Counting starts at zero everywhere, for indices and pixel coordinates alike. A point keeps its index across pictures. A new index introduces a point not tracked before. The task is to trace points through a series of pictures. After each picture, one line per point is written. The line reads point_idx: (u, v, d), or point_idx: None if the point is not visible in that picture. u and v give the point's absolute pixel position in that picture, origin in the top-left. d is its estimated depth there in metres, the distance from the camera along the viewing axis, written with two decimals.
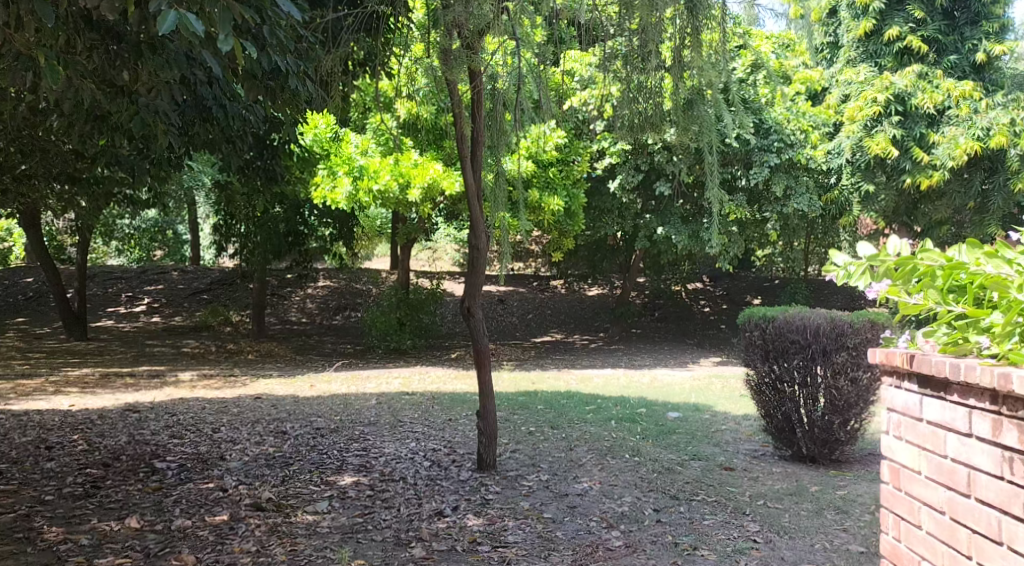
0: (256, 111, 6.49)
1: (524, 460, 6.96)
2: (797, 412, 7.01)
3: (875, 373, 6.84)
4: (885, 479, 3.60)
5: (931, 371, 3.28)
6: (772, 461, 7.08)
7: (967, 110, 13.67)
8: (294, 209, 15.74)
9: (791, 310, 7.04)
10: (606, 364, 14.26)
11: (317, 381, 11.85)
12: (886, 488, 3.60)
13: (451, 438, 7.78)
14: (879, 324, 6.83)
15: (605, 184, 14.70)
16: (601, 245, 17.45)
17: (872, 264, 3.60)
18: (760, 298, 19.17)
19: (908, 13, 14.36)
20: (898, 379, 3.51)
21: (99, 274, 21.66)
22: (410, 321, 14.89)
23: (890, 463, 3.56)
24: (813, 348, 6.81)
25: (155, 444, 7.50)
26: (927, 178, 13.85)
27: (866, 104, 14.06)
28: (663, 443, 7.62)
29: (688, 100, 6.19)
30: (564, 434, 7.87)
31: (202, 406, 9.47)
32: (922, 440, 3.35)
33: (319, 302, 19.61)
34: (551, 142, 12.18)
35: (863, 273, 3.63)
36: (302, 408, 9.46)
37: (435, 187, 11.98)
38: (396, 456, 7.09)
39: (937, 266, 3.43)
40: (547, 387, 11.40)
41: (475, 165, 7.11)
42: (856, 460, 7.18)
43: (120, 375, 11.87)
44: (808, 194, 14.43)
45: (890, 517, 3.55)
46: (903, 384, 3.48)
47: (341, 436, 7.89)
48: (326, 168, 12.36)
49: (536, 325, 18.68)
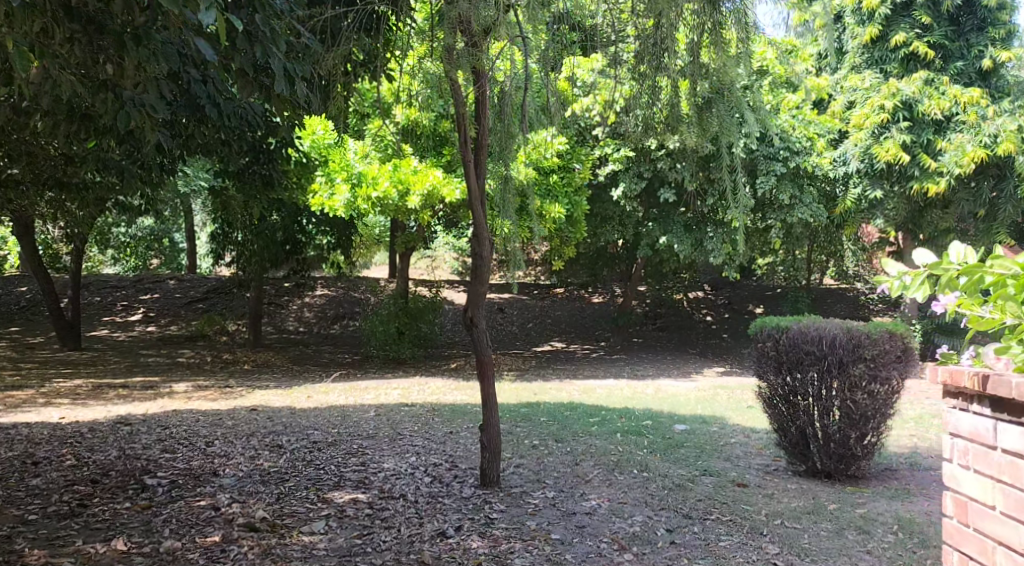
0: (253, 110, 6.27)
1: (529, 476, 6.71)
2: (812, 426, 6.77)
3: (893, 386, 6.60)
4: (947, 511, 3.70)
5: (1009, 394, 3.38)
6: (786, 476, 6.84)
7: (975, 116, 13.45)
8: (291, 217, 15.50)
9: (806, 320, 6.81)
10: (608, 374, 13.99)
11: (314, 392, 11.59)
12: (948, 521, 3.70)
13: (452, 452, 7.52)
14: (899, 335, 6.59)
15: (607, 191, 14.46)
16: (601, 253, 17.20)
17: (935, 272, 3.70)
18: (763, 307, 18.93)
19: (914, 19, 14.12)
20: (965, 402, 3.61)
21: (93, 282, 21.39)
22: (409, 331, 14.65)
23: (954, 496, 3.67)
24: (829, 360, 6.58)
25: (146, 459, 7.25)
26: (933, 186, 13.68)
27: (873, 111, 13.84)
28: (672, 458, 7.37)
29: (707, 101, 6.14)
30: (569, 448, 7.62)
31: (196, 419, 9.21)
32: (999, 471, 3.47)
33: (318, 311, 19.37)
34: (552, 149, 11.94)
35: (924, 284, 3.73)
36: (299, 420, 9.20)
37: (435, 194, 11.82)
38: (397, 471, 6.84)
39: (1009, 274, 3.54)
40: (550, 398, 11.15)
41: (478, 169, 6.85)
42: (872, 476, 6.94)
43: (113, 386, 11.61)
44: (814, 203, 14.23)
45: (955, 554, 3.65)
46: (971, 407, 3.59)
47: (338, 450, 7.63)
48: (325, 175, 12.21)
49: (536, 334, 18.44)
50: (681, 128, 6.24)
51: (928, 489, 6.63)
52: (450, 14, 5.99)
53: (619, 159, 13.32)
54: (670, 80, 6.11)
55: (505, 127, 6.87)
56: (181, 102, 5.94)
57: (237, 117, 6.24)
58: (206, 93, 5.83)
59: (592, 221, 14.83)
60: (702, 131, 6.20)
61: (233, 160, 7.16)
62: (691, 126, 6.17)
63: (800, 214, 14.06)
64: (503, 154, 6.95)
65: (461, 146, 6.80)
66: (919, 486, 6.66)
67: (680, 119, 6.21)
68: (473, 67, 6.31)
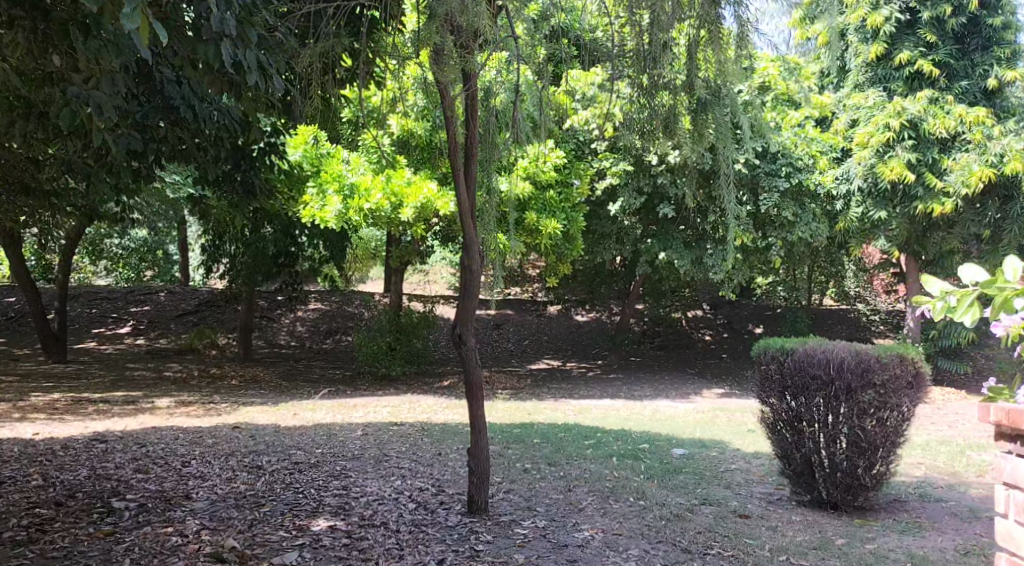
0: (231, 113, 6.00)
1: (519, 503, 6.37)
2: (817, 455, 6.43)
3: (903, 413, 6.29)
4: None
5: None
6: (789, 506, 6.49)
7: (981, 136, 13.19)
8: (283, 229, 15.19)
9: (812, 342, 6.48)
10: (604, 394, 13.63)
11: (301, 409, 11.22)
12: None
13: (439, 476, 7.18)
14: (909, 358, 6.29)
15: (605, 206, 14.11)
16: (599, 271, 16.88)
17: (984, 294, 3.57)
18: (762, 327, 18.58)
19: (919, 37, 13.84)
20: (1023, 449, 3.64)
21: (84, 293, 21.02)
22: (402, 347, 14.31)
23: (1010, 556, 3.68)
24: (837, 385, 6.25)
25: (117, 479, 6.90)
26: (939, 207, 13.38)
27: (877, 129, 13.52)
28: (669, 485, 7.01)
29: (704, 101, 6.05)
30: (562, 473, 7.27)
31: (176, 437, 8.85)
32: None
33: (310, 325, 19.02)
34: (549, 162, 11.67)
35: (970, 308, 3.62)
36: (282, 439, 8.84)
37: (430, 207, 11.52)
38: (380, 496, 6.49)
39: None
40: (543, 419, 10.79)
41: (468, 180, 6.39)
42: (881, 507, 6.59)
43: (93, 400, 11.24)
44: (816, 222, 13.91)
45: None
46: None
47: (320, 472, 7.28)
48: (317, 186, 11.81)
49: (531, 351, 18.10)
50: (677, 132, 6.17)
51: (940, 522, 6.29)
52: (437, 12, 5.74)
53: (619, 173, 13.00)
54: (666, 82, 6.08)
55: (494, 136, 6.64)
56: (154, 103, 5.70)
57: (213, 119, 5.96)
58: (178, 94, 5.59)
59: (589, 237, 14.50)
60: (697, 139, 6.13)
61: (212, 166, 6.86)
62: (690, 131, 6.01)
63: (802, 232, 13.74)
64: (492, 163, 6.71)
65: (451, 153, 6.31)
66: (931, 520, 6.32)
67: (674, 123, 6.15)
68: (463, 69, 6.05)
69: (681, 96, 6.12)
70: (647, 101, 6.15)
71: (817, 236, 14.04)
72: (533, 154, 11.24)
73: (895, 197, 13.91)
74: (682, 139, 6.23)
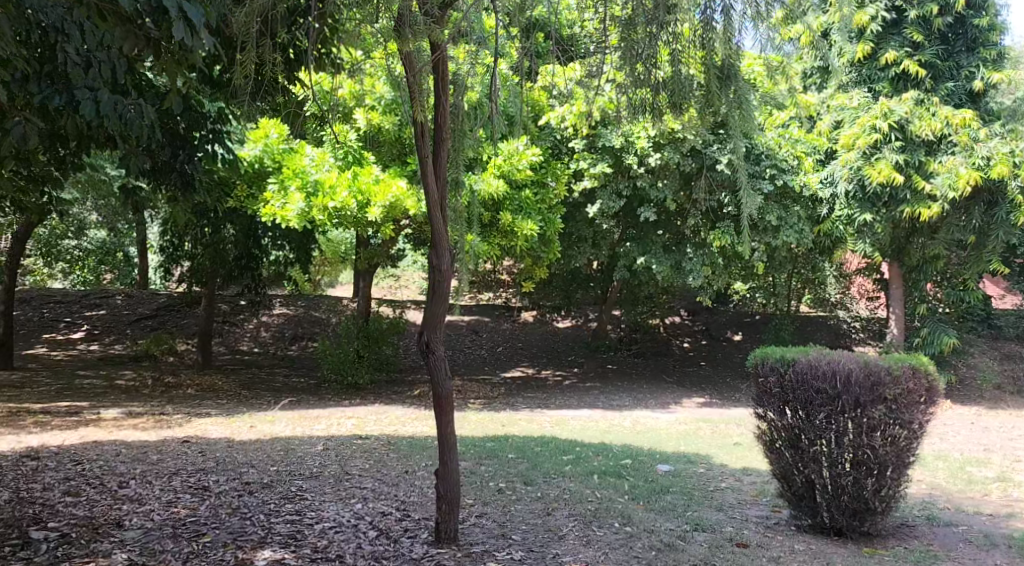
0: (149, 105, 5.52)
1: (492, 531, 5.78)
2: (820, 476, 5.83)
3: (914, 431, 5.71)
4: None
5: None
6: (789, 533, 5.90)
7: (967, 138, 12.65)
8: (246, 231, 14.35)
9: (815, 352, 5.89)
10: (581, 404, 12.98)
11: (258, 421, 10.47)
12: None
13: (404, 497, 6.53)
14: (922, 370, 5.71)
15: (582, 208, 13.39)
16: (575, 275, 16.30)
17: None
18: (741, 335, 18.13)
19: (904, 36, 13.26)
20: None
21: (37, 297, 20.10)
22: (369, 354, 13.62)
23: None
24: (844, 400, 5.66)
25: (41, 504, 6.21)
26: (925, 211, 12.77)
27: (863, 131, 12.84)
28: (657, 507, 6.40)
29: (726, 74, 5.63)
30: (539, 494, 6.64)
31: (117, 452, 8.14)
32: None
33: (274, 331, 18.26)
34: (526, 160, 11.11)
35: None
36: (235, 455, 8.13)
37: (399, 206, 10.78)
38: (338, 523, 5.89)
39: None
40: (518, 432, 10.15)
41: (437, 171, 5.67)
42: (891, 533, 6.01)
43: (33, 411, 10.45)
44: (800, 225, 13.34)
45: None
46: None
47: (273, 494, 6.61)
48: (278, 183, 11.02)
49: (505, 358, 17.46)
50: (688, 106, 5.87)
51: (956, 549, 5.75)
52: None
53: (598, 175, 12.33)
54: (669, 47, 5.81)
55: (461, 123, 5.99)
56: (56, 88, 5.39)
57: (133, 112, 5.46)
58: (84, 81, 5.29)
59: (564, 240, 13.72)
60: (703, 117, 5.79)
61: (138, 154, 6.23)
62: (698, 99, 5.80)
63: (786, 236, 13.17)
64: (460, 155, 6.06)
65: (418, 139, 5.58)
66: (946, 548, 5.75)
67: (683, 96, 5.85)
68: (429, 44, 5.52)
69: (697, 70, 5.88)
70: (647, 69, 5.90)
71: (800, 241, 13.49)
72: (507, 152, 10.89)
73: (880, 200, 13.36)
74: (691, 112, 5.90)
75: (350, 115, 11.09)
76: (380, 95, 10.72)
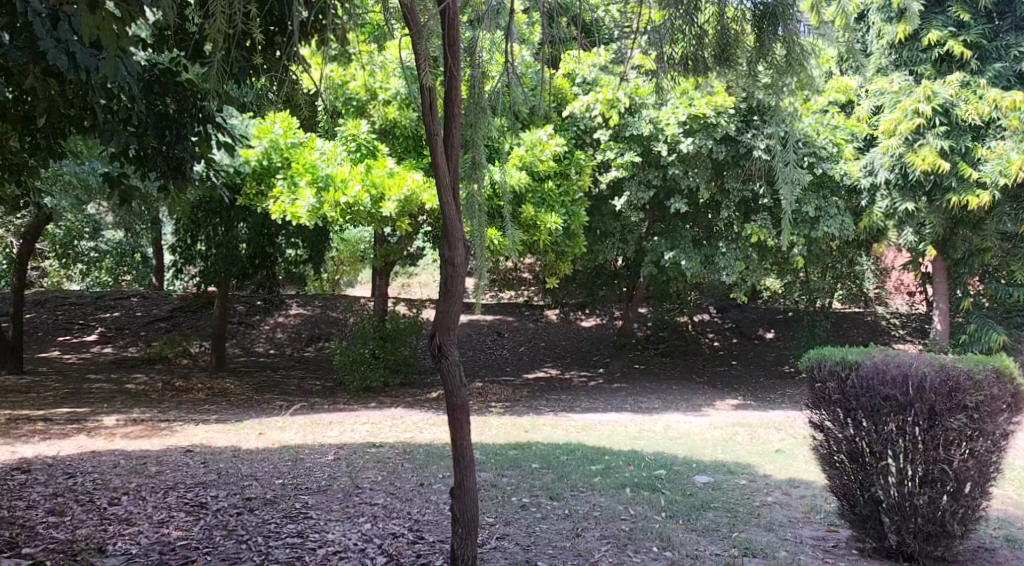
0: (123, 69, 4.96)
1: (515, 558, 5.20)
2: (887, 494, 5.21)
3: (998, 441, 5.08)
4: None
5: None
6: (850, 558, 5.28)
7: (1018, 122, 11.51)
8: (258, 228, 13.77)
9: (880, 354, 5.28)
10: (608, 407, 12.33)
11: (268, 428, 9.91)
12: None
13: (419, 516, 5.94)
14: (1008, 375, 5.07)
15: (608, 201, 12.66)
16: (600, 272, 15.60)
17: None
18: (773, 332, 17.42)
19: (949, 15, 12.25)
20: None
21: (52, 299, 19.72)
22: (387, 355, 13.04)
23: None
24: (916, 407, 5.05)
25: (21, 525, 5.67)
26: (974, 199, 11.74)
27: (905, 115, 11.78)
28: (699, 527, 5.76)
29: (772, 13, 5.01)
30: (567, 511, 6.00)
31: (115, 463, 7.62)
32: None
33: (291, 333, 17.73)
34: (549, 151, 10.44)
35: None
36: (240, 466, 7.56)
37: (415, 201, 10.16)
38: (343, 548, 5.34)
39: None
40: (543, 437, 9.54)
41: (449, 150, 5.00)
42: (966, 557, 5.35)
43: (33, 418, 9.97)
44: (840, 216, 12.41)
45: None
46: None
47: (276, 511, 6.03)
48: (288, 178, 10.42)
49: (527, 358, 16.82)
50: (736, 62, 5.24)
51: None
52: None
53: (626, 165, 11.62)
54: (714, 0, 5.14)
55: (477, 101, 5.30)
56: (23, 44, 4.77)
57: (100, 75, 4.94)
58: (53, 36, 4.70)
59: (589, 235, 13.04)
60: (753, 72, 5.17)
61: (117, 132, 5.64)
62: (749, 53, 5.18)
63: (827, 227, 12.30)
64: (475, 134, 5.33)
65: (427, 115, 4.90)
66: None
67: (733, 51, 5.20)
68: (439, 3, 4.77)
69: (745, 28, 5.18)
70: (692, 22, 5.17)
71: (840, 234, 12.63)
72: (529, 143, 10.32)
73: (923, 189, 12.48)
74: (739, 75, 5.30)
75: (365, 107, 10.56)
76: (394, 89, 10.17)
